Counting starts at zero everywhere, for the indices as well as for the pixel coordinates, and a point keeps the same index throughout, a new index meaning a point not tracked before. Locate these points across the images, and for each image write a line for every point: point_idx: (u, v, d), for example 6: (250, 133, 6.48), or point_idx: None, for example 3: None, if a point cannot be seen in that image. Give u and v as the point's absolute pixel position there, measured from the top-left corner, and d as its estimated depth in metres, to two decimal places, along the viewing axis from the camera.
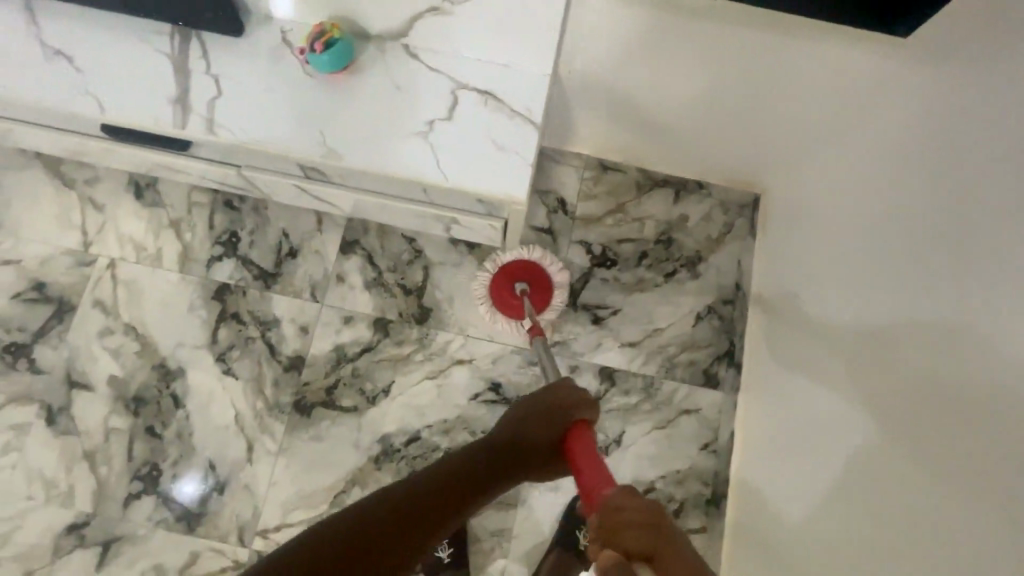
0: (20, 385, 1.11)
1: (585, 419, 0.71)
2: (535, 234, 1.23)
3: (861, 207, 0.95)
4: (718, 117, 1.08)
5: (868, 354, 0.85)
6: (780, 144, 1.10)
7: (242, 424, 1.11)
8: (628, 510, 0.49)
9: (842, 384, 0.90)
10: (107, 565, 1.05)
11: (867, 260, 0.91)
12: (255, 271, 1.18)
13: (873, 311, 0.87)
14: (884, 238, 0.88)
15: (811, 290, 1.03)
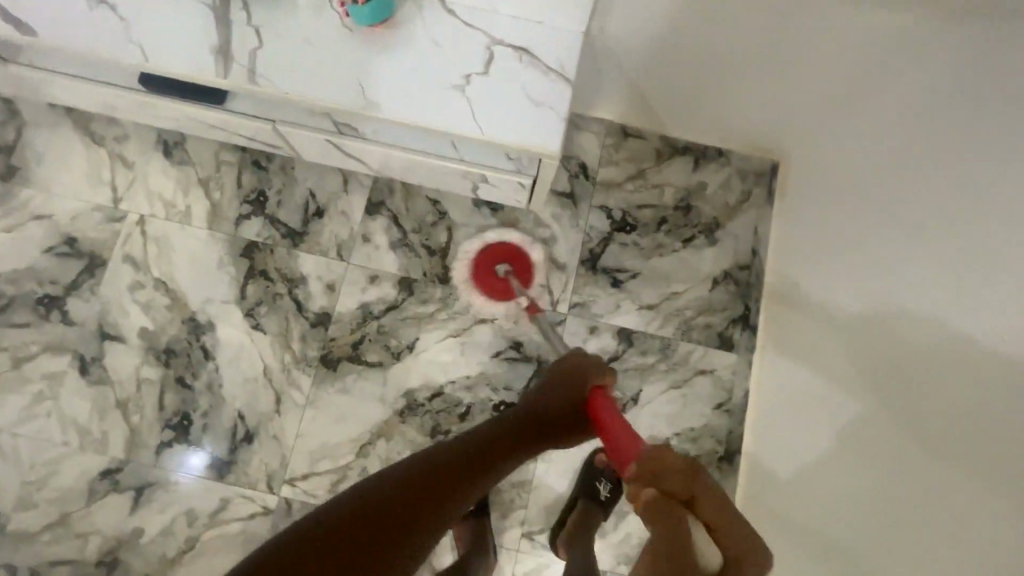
0: (54, 336, 1.14)
1: (598, 384, 0.82)
2: (557, 198, 1.26)
3: (874, 174, 1.01)
4: (741, 82, 1.11)
5: (871, 321, 0.93)
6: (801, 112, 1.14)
7: (271, 377, 1.14)
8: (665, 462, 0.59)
9: (849, 343, 0.96)
10: (140, 510, 1.08)
11: (878, 223, 0.97)
12: (282, 229, 1.21)
13: (878, 274, 0.94)
14: (897, 204, 0.94)
15: (825, 253, 1.07)
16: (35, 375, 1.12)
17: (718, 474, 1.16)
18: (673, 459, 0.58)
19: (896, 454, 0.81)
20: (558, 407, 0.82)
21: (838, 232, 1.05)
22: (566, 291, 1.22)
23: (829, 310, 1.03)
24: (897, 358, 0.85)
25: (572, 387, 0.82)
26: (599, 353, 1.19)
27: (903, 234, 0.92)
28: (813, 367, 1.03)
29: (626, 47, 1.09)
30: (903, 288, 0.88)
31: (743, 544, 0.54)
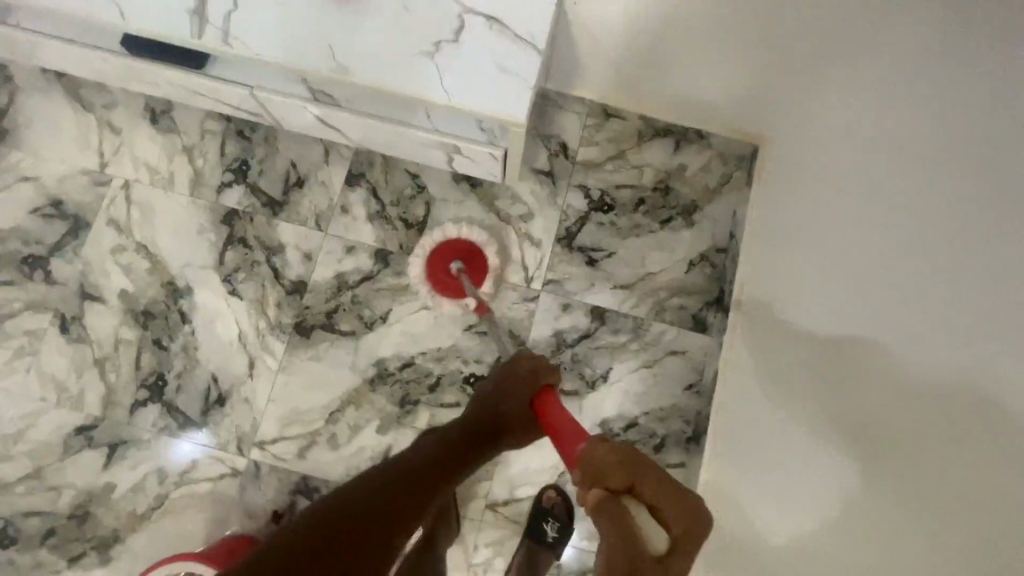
0: (37, 294, 1.17)
1: (547, 383, 0.91)
2: (536, 176, 1.26)
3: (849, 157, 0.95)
4: (715, 64, 1.09)
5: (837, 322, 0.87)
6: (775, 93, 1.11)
7: (245, 342, 1.16)
8: (602, 457, 0.64)
9: (817, 337, 0.90)
10: (113, 466, 1.11)
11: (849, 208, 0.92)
12: (263, 198, 1.22)
13: (845, 270, 0.89)
14: (874, 196, 0.88)
15: (787, 236, 1.06)
16: (17, 332, 1.15)
17: (684, 454, 1.16)
18: (604, 454, 0.64)
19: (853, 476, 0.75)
20: (505, 408, 0.91)
21: (803, 213, 1.04)
22: (541, 269, 1.22)
23: (792, 297, 0.99)
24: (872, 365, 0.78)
25: (529, 381, 0.91)
26: (571, 331, 1.20)
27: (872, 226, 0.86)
28: (781, 365, 0.96)
29: (602, 24, 1.07)
30: (871, 292, 0.83)
31: (688, 520, 0.58)
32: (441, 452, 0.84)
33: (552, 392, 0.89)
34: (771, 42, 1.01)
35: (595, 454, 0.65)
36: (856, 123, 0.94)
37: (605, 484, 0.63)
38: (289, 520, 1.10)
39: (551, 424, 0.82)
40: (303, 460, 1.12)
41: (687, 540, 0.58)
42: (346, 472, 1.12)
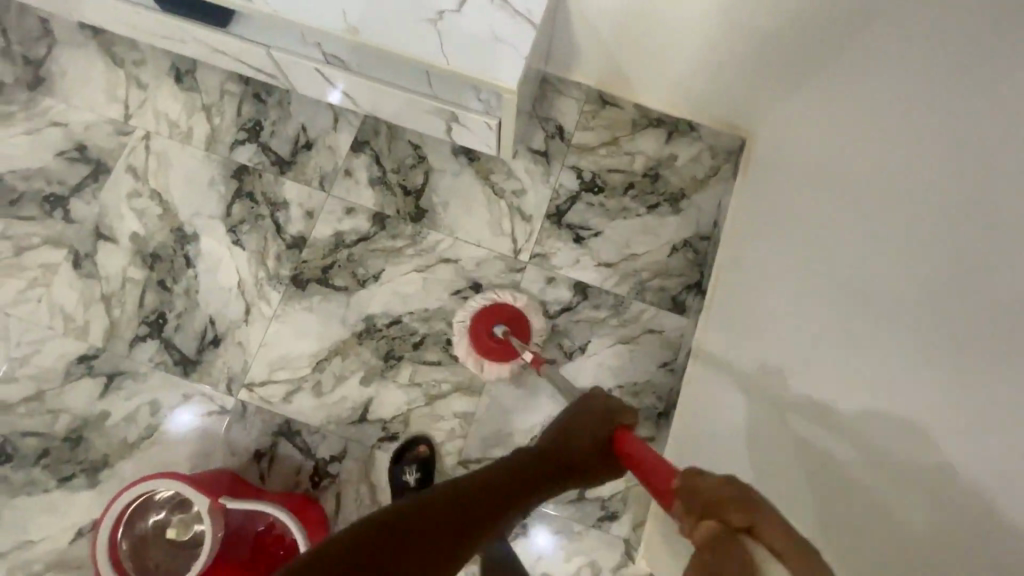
0: (55, 231, 1.24)
1: (623, 423, 0.82)
2: (531, 156, 1.32)
3: (857, 153, 0.92)
4: (711, 55, 1.15)
5: (825, 321, 0.85)
6: (771, 87, 1.17)
7: (244, 289, 1.23)
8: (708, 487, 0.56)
9: (801, 330, 0.90)
10: (109, 395, 1.17)
11: (847, 208, 0.90)
12: (272, 157, 1.30)
13: (832, 273, 0.87)
14: (874, 205, 0.84)
15: (770, 223, 1.11)
16: (33, 264, 1.22)
17: (654, 428, 1.20)
18: (720, 487, 0.53)
19: (833, 489, 0.74)
20: (580, 447, 0.80)
21: (787, 201, 1.08)
22: (529, 242, 1.28)
23: (771, 280, 1.04)
24: (860, 375, 0.74)
25: (601, 421, 0.82)
26: (554, 303, 1.25)
27: (867, 233, 0.83)
28: (759, 350, 0.99)
29: (602, 13, 1.13)
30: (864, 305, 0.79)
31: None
32: (522, 468, 0.74)
33: (628, 431, 0.80)
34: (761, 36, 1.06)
35: (706, 483, 0.56)
36: (849, 118, 0.96)
37: (721, 519, 0.51)
38: (269, 459, 1.16)
39: (633, 459, 0.75)
40: (288, 404, 1.18)
41: (801, 562, 0.44)
42: (328, 418, 1.17)
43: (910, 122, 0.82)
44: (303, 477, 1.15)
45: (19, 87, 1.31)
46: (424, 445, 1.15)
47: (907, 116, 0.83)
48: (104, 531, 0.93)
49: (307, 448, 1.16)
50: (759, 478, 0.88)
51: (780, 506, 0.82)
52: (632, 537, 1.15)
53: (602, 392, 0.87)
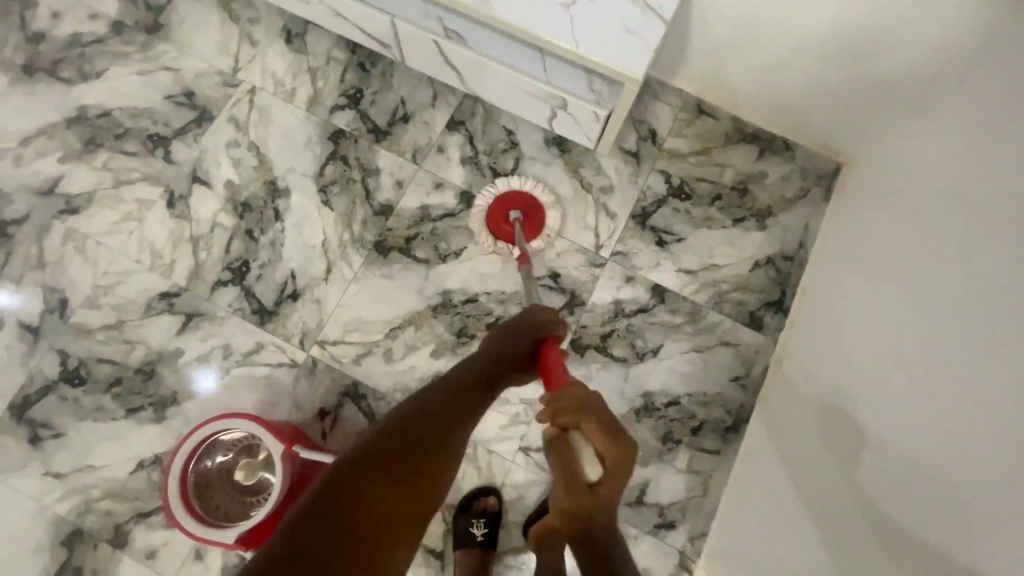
0: (154, 170, 1.28)
1: (552, 334, 0.85)
2: (622, 155, 1.33)
3: (929, 207, 0.98)
4: (826, 72, 1.14)
5: (872, 346, 0.93)
6: (886, 110, 1.14)
7: (327, 249, 1.24)
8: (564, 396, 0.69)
9: (853, 356, 0.96)
10: (185, 334, 1.18)
11: (908, 253, 0.98)
12: (369, 125, 1.32)
13: (886, 305, 0.95)
14: (932, 248, 0.93)
15: (858, 248, 1.11)
16: (130, 198, 1.26)
17: (720, 441, 1.18)
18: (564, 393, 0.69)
19: (842, 502, 0.83)
20: (509, 354, 0.82)
21: (879, 228, 1.08)
22: (612, 239, 1.27)
23: (843, 303, 1.07)
24: (902, 396, 0.82)
25: (533, 334, 0.84)
26: (630, 302, 1.24)
27: (922, 279, 0.91)
28: (814, 368, 1.05)
29: (721, 21, 1.14)
30: (910, 339, 0.87)
31: (615, 452, 0.62)
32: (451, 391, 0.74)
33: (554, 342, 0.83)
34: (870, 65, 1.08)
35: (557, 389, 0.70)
36: (928, 166, 1.02)
37: (554, 419, 0.69)
38: (333, 420, 1.15)
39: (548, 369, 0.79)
40: (357, 367, 1.18)
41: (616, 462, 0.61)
42: (394, 386, 1.17)
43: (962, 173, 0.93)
44: None
45: (138, 29, 1.36)
46: (494, 497, 1.11)
47: (964, 177, 0.92)
48: (172, 479, 0.94)
49: (372, 413, 1.16)
50: (794, 490, 0.94)
51: (798, 514, 0.90)
52: (687, 549, 1.13)
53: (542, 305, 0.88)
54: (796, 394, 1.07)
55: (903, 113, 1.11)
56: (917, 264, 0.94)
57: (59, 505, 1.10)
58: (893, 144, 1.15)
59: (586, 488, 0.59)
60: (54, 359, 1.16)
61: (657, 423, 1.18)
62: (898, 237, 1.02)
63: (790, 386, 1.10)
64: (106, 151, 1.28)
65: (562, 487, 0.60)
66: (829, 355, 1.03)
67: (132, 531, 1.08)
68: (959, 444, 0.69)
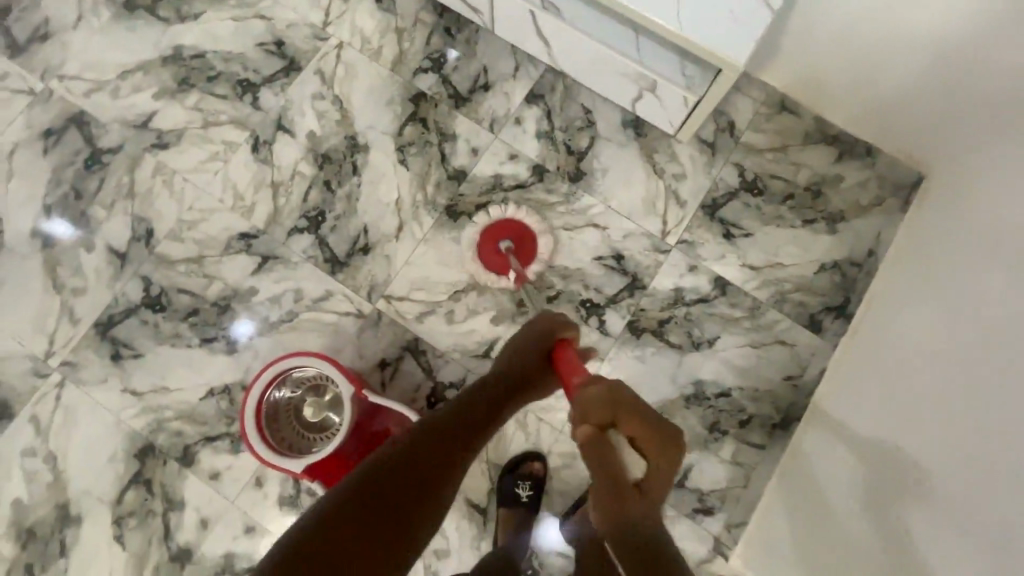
0: (241, 114, 1.32)
1: (564, 337, 0.90)
2: (697, 145, 1.32)
3: (994, 225, 0.98)
4: (921, 73, 1.11)
5: (910, 362, 0.98)
6: (970, 122, 1.11)
7: (400, 207, 1.27)
8: (588, 397, 0.74)
9: (891, 372, 1.01)
10: (261, 274, 1.23)
11: (957, 274, 1.00)
12: (450, 90, 1.34)
13: (926, 325, 1.00)
14: (979, 272, 0.96)
15: (929, 264, 1.10)
16: (217, 138, 1.31)
17: (766, 436, 1.19)
18: (592, 393, 0.74)
19: (854, 508, 0.92)
20: (528, 365, 0.89)
21: (950, 244, 1.07)
22: (679, 227, 1.28)
23: (902, 317, 1.08)
24: (930, 411, 0.87)
25: (541, 339, 0.90)
26: (691, 291, 1.25)
27: (962, 302, 0.95)
28: (860, 379, 1.08)
29: (818, 17, 1.13)
30: (943, 359, 0.91)
31: (660, 455, 0.70)
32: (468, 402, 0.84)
33: (569, 346, 0.89)
34: (963, 77, 1.06)
35: (588, 393, 0.75)
36: (988, 188, 1.04)
37: (590, 423, 0.73)
38: (392, 370, 1.20)
39: (564, 374, 0.85)
40: (419, 324, 1.22)
41: (667, 459, 0.71)
42: (454, 346, 1.21)
43: (1012, 202, 0.95)
44: (420, 395, 1.19)
45: None
46: (541, 463, 1.14)
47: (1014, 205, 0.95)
48: (248, 418, 1.00)
49: (430, 369, 1.20)
50: (825, 493, 1.00)
51: (824, 515, 0.98)
52: (723, 536, 1.15)
53: (548, 313, 0.94)
54: (838, 399, 1.11)
55: (982, 127, 1.08)
56: (965, 285, 0.97)
57: (134, 421, 1.17)
58: (971, 160, 1.12)
59: (636, 490, 0.68)
60: (138, 285, 1.23)
61: (705, 412, 1.20)
62: (954, 258, 1.04)
63: (836, 391, 1.13)
64: (197, 92, 1.33)
65: (614, 486, 0.67)
66: (870, 369, 1.07)
67: (199, 452, 1.15)
68: (957, 462, 0.78)
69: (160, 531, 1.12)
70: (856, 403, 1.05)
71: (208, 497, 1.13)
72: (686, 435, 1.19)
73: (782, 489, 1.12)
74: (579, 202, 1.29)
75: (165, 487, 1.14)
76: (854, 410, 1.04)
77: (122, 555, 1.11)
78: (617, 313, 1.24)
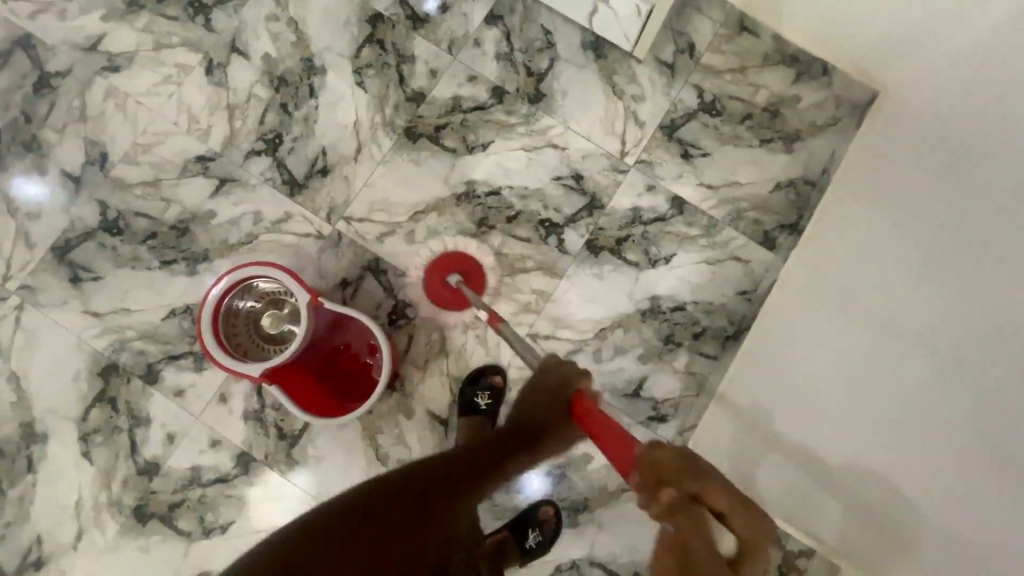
0: (193, 36, 1.29)
1: (582, 389, 0.84)
2: (657, 66, 1.32)
3: (983, 207, 0.88)
4: None
5: (873, 371, 0.91)
6: (984, 39, 1.01)
7: (359, 129, 1.27)
8: (666, 458, 0.66)
9: (836, 329, 1.02)
10: (219, 197, 1.23)
11: (901, 229, 1.00)
12: (408, 12, 1.31)
13: (890, 312, 0.94)
14: (930, 237, 0.95)
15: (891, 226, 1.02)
16: (170, 61, 1.28)
17: (719, 347, 1.23)
18: (668, 455, 0.66)
19: (827, 485, 0.97)
20: (546, 414, 0.85)
21: (909, 199, 1.03)
22: (637, 147, 1.29)
23: (857, 286, 1.02)
24: (907, 451, 0.84)
25: (559, 389, 0.84)
26: (648, 210, 1.27)
27: (915, 272, 0.94)
28: (808, 345, 1.06)
29: None
30: (920, 379, 0.84)
31: (751, 533, 0.62)
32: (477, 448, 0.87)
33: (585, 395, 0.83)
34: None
35: (649, 453, 0.67)
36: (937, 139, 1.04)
37: (674, 486, 0.64)
38: (354, 288, 1.21)
39: (594, 429, 0.77)
40: (380, 245, 1.23)
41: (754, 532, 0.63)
42: (414, 266, 1.22)
43: (966, 172, 0.95)
44: (381, 312, 1.21)
45: None
46: (501, 378, 1.17)
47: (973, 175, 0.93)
48: (206, 314, 1.01)
49: (391, 287, 1.22)
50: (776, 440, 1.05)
51: (783, 474, 1.04)
52: (676, 441, 1.21)
53: (558, 360, 0.89)
54: (777, 334, 1.14)
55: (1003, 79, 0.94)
56: (912, 248, 0.97)
57: (96, 341, 1.17)
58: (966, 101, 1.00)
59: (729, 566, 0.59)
60: (94, 208, 1.22)
61: (661, 326, 1.23)
62: (898, 207, 1.03)
63: (773, 322, 1.16)
64: (147, 13, 1.29)
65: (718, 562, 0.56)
66: (808, 320, 1.08)
67: (162, 370, 1.17)
68: (928, 466, 0.81)
69: (127, 445, 1.14)
70: (798, 355, 1.07)
71: (174, 413, 1.15)
72: (642, 348, 1.23)
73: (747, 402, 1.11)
74: (537, 123, 1.29)
75: (130, 405, 1.15)
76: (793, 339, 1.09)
77: (90, 470, 1.14)
78: (576, 232, 1.25)
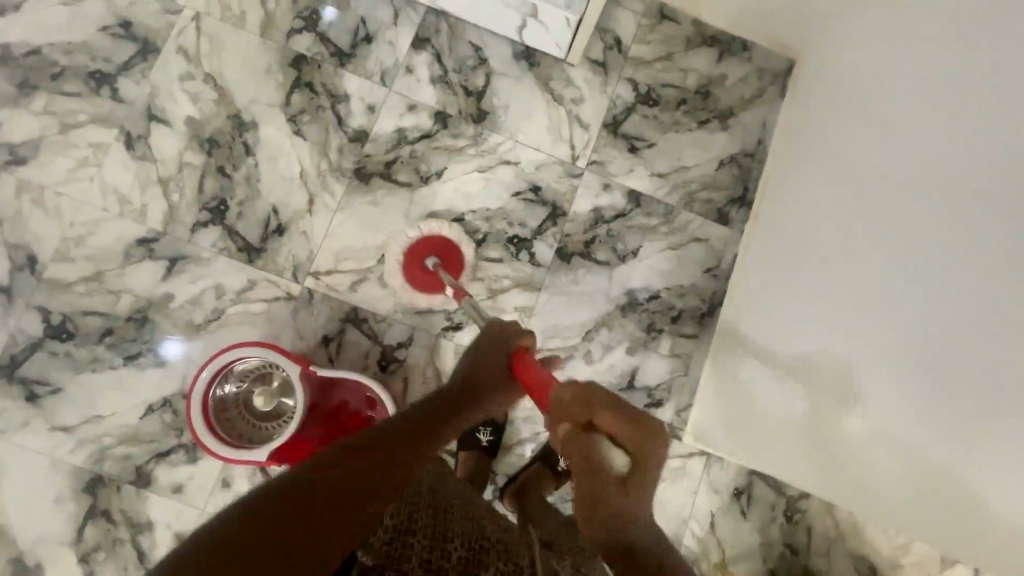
0: (103, 110, 1.19)
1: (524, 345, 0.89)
2: (589, 66, 1.34)
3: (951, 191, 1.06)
4: None
5: (899, 344, 1.06)
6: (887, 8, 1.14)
7: (306, 179, 1.22)
8: (563, 393, 0.74)
9: (827, 296, 1.12)
10: (172, 278, 1.16)
11: (869, 197, 1.12)
12: (331, 48, 1.26)
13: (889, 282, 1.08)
14: (906, 210, 1.09)
15: (864, 192, 1.12)
16: (82, 141, 1.18)
17: (697, 326, 1.30)
18: (566, 394, 0.73)
19: (832, 442, 1.11)
20: (489, 376, 0.88)
21: (869, 169, 1.13)
22: (587, 149, 1.32)
23: (851, 249, 1.11)
24: (944, 409, 1.04)
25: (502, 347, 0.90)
26: (608, 209, 1.31)
27: (902, 245, 1.08)
28: (794, 309, 1.15)
29: None
30: (931, 346, 1.04)
31: (643, 450, 0.71)
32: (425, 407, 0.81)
33: (526, 351, 0.88)
34: None
35: (559, 395, 0.74)
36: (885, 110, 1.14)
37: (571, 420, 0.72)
38: (337, 343, 1.19)
39: (524, 378, 0.84)
40: (354, 293, 1.20)
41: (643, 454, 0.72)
42: (394, 307, 1.21)
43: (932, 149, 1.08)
44: (370, 362, 1.20)
45: None
46: None
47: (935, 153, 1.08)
48: (195, 407, 0.99)
49: (374, 335, 1.20)
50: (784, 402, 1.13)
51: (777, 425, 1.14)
52: (674, 421, 1.27)
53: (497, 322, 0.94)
54: (762, 301, 1.19)
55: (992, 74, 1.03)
56: (889, 218, 1.10)
57: (72, 456, 1.10)
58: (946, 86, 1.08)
59: (621, 485, 0.71)
60: (34, 316, 1.12)
61: (640, 318, 1.29)
62: (858, 175, 1.14)
63: (754, 284, 1.21)
64: (43, 93, 1.18)
65: (602, 485, 0.70)
66: (796, 285, 1.15)
67: (154, 470, 1.11)
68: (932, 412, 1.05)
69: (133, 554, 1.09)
70: (786, 320, 1.15)
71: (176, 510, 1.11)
72: (628, 341, 1.28)
73: (732, 361, 1.19)
74: (485, 141, 1.29)
75: (126, 513, 1.10)
76: (777, 307, 1.17)
77: None
78: (545, 243, 1.28)
